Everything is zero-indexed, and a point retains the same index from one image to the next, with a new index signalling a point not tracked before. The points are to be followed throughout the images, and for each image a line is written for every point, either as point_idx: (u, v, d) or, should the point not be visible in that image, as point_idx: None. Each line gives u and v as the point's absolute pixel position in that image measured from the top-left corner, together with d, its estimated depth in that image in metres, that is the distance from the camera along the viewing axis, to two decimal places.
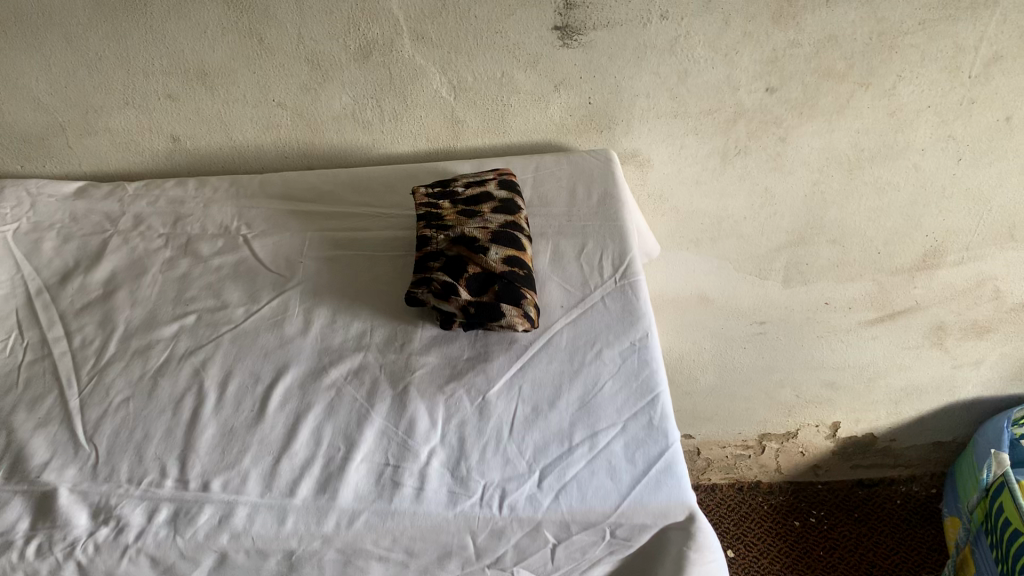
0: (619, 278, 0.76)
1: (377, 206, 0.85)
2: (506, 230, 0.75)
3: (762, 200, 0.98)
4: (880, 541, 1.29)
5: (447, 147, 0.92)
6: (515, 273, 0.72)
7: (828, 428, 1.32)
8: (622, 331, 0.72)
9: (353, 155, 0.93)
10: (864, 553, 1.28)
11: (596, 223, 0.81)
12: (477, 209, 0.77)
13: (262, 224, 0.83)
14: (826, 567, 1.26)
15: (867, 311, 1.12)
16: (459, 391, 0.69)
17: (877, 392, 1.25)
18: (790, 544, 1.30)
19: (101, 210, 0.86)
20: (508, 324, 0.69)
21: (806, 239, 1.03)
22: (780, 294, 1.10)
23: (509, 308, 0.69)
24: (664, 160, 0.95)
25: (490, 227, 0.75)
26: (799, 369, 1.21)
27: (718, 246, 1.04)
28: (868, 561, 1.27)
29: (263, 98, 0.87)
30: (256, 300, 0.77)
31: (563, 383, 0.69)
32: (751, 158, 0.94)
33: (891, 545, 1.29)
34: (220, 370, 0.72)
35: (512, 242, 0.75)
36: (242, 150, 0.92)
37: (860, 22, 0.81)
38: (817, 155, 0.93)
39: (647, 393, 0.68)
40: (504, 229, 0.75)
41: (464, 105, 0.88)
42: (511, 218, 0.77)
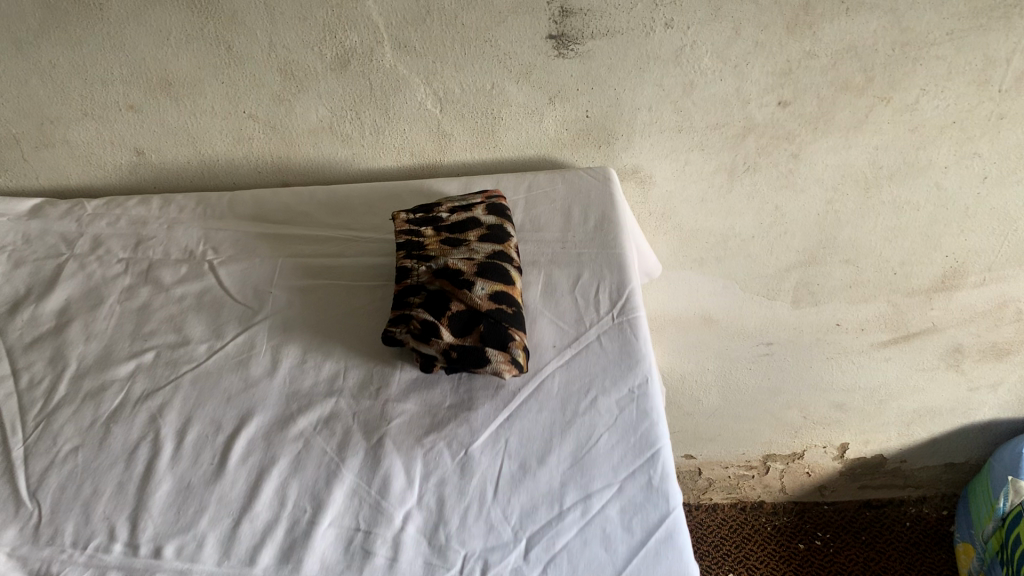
0: (617, 315, 0.70)
1: (355, 229, 0.78)
2: (493, 262, 0.69)
3: (772, 218, 0.92)
4: (888, 566, 1.24)
5: (433, 162, 0.86)
6: (503, 312, 0.65)
7: (835, 449, 1.26)
8: (620, 376, 0.65)
9: (331, 170, 0.86)
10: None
11: (592, 251, 0.75)
12: (462, 238, 0.70)
13: (230, 249, 0.77)
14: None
15: (880, 333, 1.06)
16: (439, 444, 0.62)
17: (888, 414, 1.19)
18: (794, 568, 1.24)
19: (56, 230, 0.79)
20: (494, 370, 0.63)
21: (818, 259, 0.96)
22: (789, 314, 1.03)
23: (495, 352, 0.63)
24: (668, 176, 0.88)
25: (476, 258, 0.69)
26: (806, 390, 1.15)
27: (724, 266, 0.98)
28: None
29: (233, 110, 0.80)
30: (220, 336, 0.70)
31: (554, 436, 0.62)
32: (760, 175, 0.87)
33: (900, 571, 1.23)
34: (178, 416, 0.66)
35: (500, 275, 0.68)
36: (212, 164, 0.85)
37: (882, 32, 0.74)
38: (833, 172, 0.87)
39: (646, 449, 0.61)
40: (491, 261, 0.69)
41: (451, 118, 0.81)
42: (499, 247, 0.70)
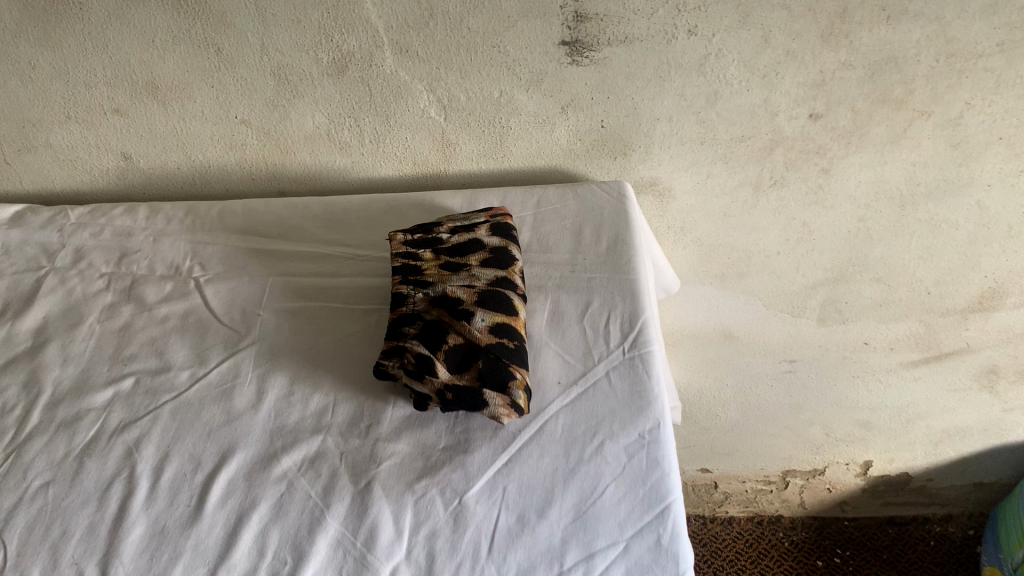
0: (627, 348, 0.64)
1: (351, 246, 0.73)
2: (496, 290, 0.64)
3: (798, 235, 0.86)
4: None
5: (437, 172, 0.81)
6: (504, 347, 0.60)
7: (858, 466, 1.20)
8: (629, 420, 0.60)
9: (330, 179, 0.81)
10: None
11: (603, 276, 0.69)
12: (462, 262, 0.65)
13: (217, 265, 0.73)
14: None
15: (911, 353, 1.00)
16: (431, 490, 0.58)
17: (916, 433, 1.13)
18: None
19: (37, 241, 0.75)
20: (491, 414, 0.58)
21: (847, 277, 0.90)
22: (814, 332, 0.97)
23: (494, 394, 0.58)
24: (688, 189, 0.82)
25: (477, 285, 0.64)
26: (829, 408, 1.09)
27: (746, 282, 0.92)
28: None
29: (224, 115, 0.75)
30: (204, 363, 0.66)
31: (556, 487, 0.58)
32: (788, 190, 0.81)
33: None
34: (156, 451, 0.61)
35: (503, 304, 0.63)
36: (204, 170, 0.81)
37: (925, 42, 0.67)
38: (866, 188, 0.81)
39: (655, 505, 0.57)
40: (493, 288, 0.64)
41: (457, 127, 0.76)
42: (503, 273, 0.65)
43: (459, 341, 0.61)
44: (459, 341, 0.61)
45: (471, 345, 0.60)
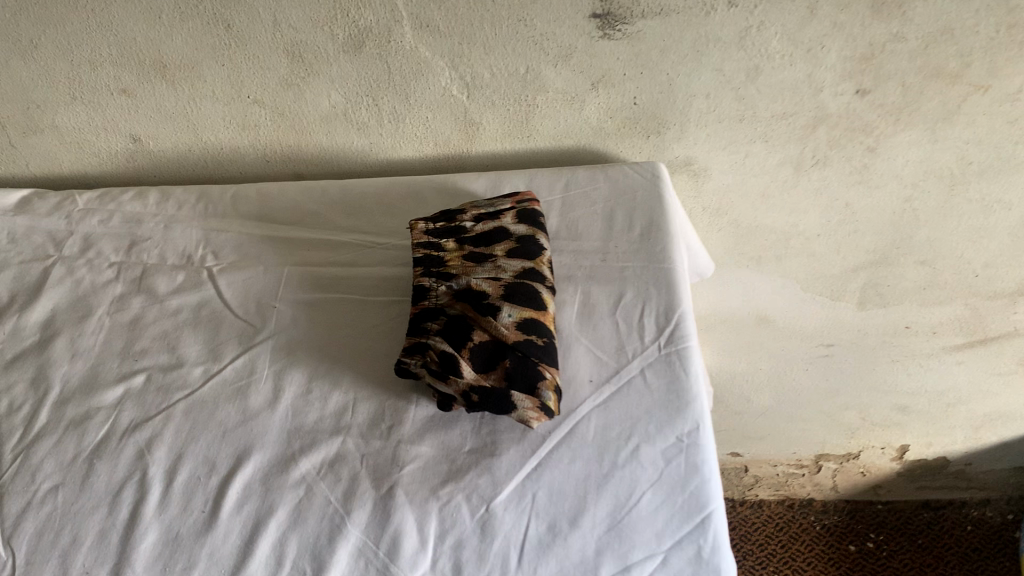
0: (663, 344, 0.61)
1: (370, 233, 0.70)
2: (523, 283, 0.60)
3: (841, 216, 0.81)
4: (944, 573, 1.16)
5: (460, 152, 0.77)
6: (532, 345, 0.57)
7: (895, 450, 1.16)
8: (667, 422, 0.57)
9: (347, 160, 0.78)
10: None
11: (637, 265, 0.65)
12: (488, 252, 0.62)
13: (231, 254, 0.70)
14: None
15: (955, 336, 0.95)
16: (457, 496, 0.55)
17: (956, 417, 1.09)
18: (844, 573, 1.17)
19: (44, 229, 0.72)
20: (520, 418, 0.55)
21: (890, 259, 0.86)
22: (853, 316, 0.93)
23: (523, 397, 0.55)
24: (725, 169, 0.78)
25: (503, 278, 0.60)
26: (866, 392, 1.05)
27: (784, 265, 0.88)
28: None
29: (235, 94, 0.72)
30: (218, 359, 0.63)
31: (589, 493, 0.55)
32: (831, 169, 0.77)
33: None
34: (168, 453, 0.59)
35: (531, 298, 0.59)
36: (216, 152, 0.77)
37: (985, 12, 0.62)
38: (914, 167, 0.76)
39: (694, 514, 0.54)
40: (520, 281, 0.60)
41: (480, 105, 0.72)
42: (530, 264, 0.61)
43: (485, 338, 0.57)
44: (485, 338, 0.57)
45: (498, 342, 0.57)
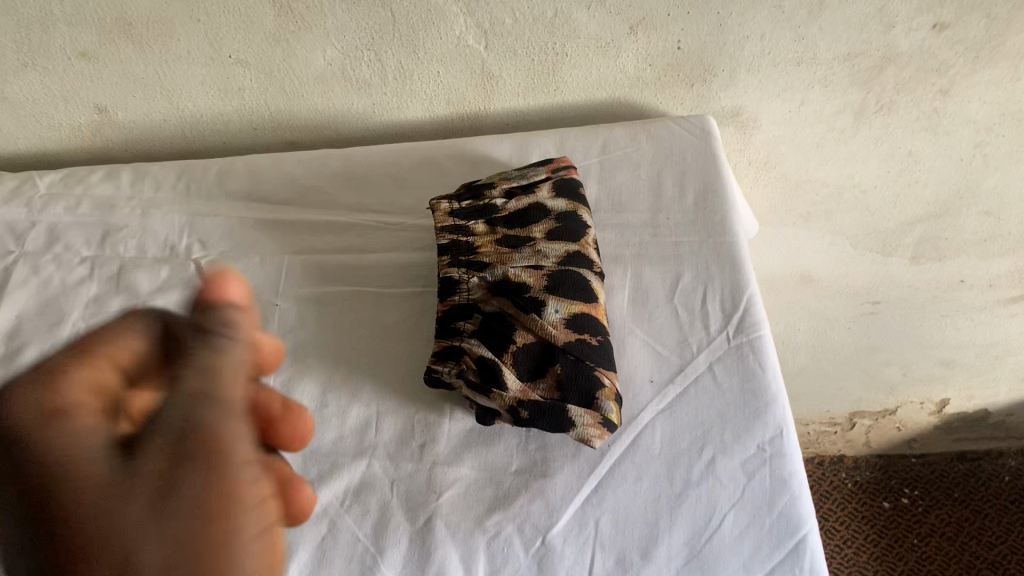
0: (732, 334, 0.53)
1: (380, 211, 0.61)
2: (569, 270, 0.51)
3: (902, 166, 0.72)
4: (984, 527, 1.07)
5: (476, 111, 0.68)
6: (586, 346, 0.48)
7: (934, 405, 1.09)
8: (745, 428, 0.49)
9: (347, 124, 0.68)
10: (965, 543, 1.06)
11: (693, 240, 0.57)
12: (524, 234, 0.53)
13: (220, 243, 0.61)
14: (921, 559, 1.05)
15: (1012, 289, 0.87)
16: (507, 528, 0.47)
17: (1002, 370, 1.02)
18: (878, 530, 1.09)
19: (2, 220, 0.63)
20: (579, 437, 0.46)
21: (951, 211, 0.77)
22: (903, 271, 0.85)
23: (581, 411, 0.46)
24: (776, 120, 0.69)
25: (546, 265, 0.51)
26: (910, 348, 0.98)
27: (834, 221, 0.80)
28: (971, 552, 1.05)
29: (215, 54, 0.61)
30: None
31: (662, 517, 0.47)
32: (896, 116, 0.68)
33: (999, 533, 1.06)
34: None
35: (579, 289, 0.51)
36: (195, 121, 0.68)
37: None
38: (990, 111, 0.66)
39: (786, 540, 0.46)
40: (565, 268, 0.51)
41: (499, 56, 0.62)
42: (575, 247, 0.52)
43: (530, 340, 0.48)
44: (530, 341, 0.48)
45: (546, 345, 0.48)
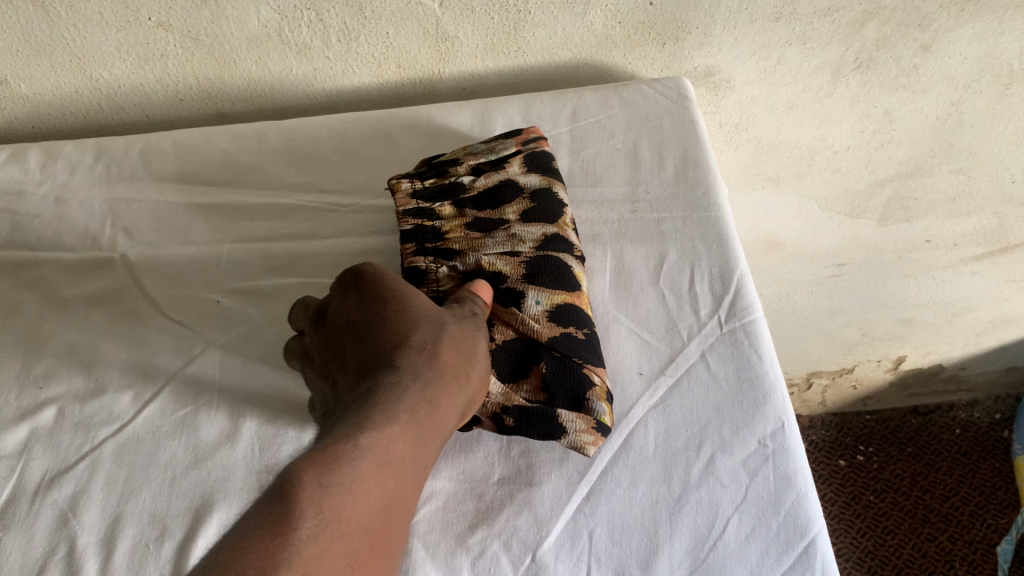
0: (724, 319, 0.49)
1: (329, 191, 0.55)
2: (550, 257, 0.46)
3: (877, 125, 0.69)
4: (937, 480, 1.00)
5: (429, 75, 0.62)
6: (572, 341, 0.44)
7: (891, 362, 1.04)
8: (744, 422, 0.46)
9: (286, 92, 0.62)
10: (919, 497, 0.99)
11: (676, 217, 0.53)
12: (498, 218, 0.48)
13: (150, 233, 0.54)
14: (878, 516, 0.98)
15: (976, 248, 0.84)
16: (493, 545, 0.42)
17: (959, 326, 0.98)
18: (834, 489, 1.02)
19: None
20: (571, 445, 0.43)
21: (923, 170, 0.74)
22: (871, 233, 0.82)
23: (572, 417, 0.43)
24: (750, 79, 0.65)
25: (524, 252, 0.46)
26: (872, 309, 0.95)
27: (803, 183, 0.76)
28: (925, 506, 0.98)
29: (131, 17, 0.54)
30: (150, 380, 0.48)
31: (660, 526, 0.43)
32: (873, 74, 0.64)
33: (950, 485, 1.00)
34: (101, 514, 0.43)
35: (562, 276, 0.46)
36: (112, 93, 0.60)
37: None
38: (971, 67, 0.62)
39: (794, 543, 0.42)
40: (545, 254, 0.46)
41: (455, 14, 0.56)
42: (554, 229, 0.48)
43: (512, 338, 0.44)
44: (510, 337, 0.44)
45: (528, 342, 0.44)
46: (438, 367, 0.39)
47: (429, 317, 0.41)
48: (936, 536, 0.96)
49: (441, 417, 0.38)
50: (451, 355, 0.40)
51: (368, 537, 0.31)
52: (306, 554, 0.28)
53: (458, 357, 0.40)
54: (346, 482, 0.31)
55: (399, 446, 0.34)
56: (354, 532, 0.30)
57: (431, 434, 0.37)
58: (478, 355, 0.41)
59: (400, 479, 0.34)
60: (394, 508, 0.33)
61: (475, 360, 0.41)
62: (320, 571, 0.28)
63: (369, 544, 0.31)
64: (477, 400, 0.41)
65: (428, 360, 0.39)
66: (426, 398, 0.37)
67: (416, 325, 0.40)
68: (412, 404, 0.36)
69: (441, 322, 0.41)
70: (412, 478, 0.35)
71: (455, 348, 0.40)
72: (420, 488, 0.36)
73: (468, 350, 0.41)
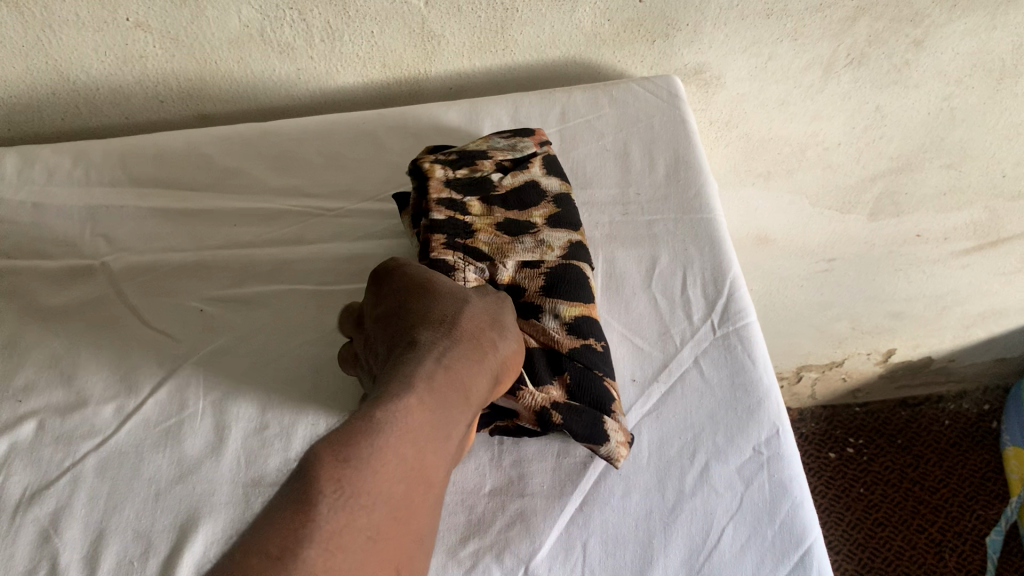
0: (717, 324, 0.48)
1: (314, 195, 0.55)
2: (576, 267, 0.48)
3: (867, 121, 0.68)
4: (927, 473, 1.00)
5: (415, 75, 0.61)
6: (591, 352, 0.46)
7: (881, 355, 1.04)
8: (738, 429, 0.45)
9: (267, 93, 0.60)
10: (909, 489, 0.99)
11: (667, 219, 0.53)
12: (524, 222, 0.49)
13: (132, 240, 0.53)
14: (868, 508, 0.98)
15: (966, 241, 0.83)
16: (485, 558, 0.41)
17: (949, 319, 0.97)
18: (824, 482, 1.01)
19: None
20: (610, 453, 0.43)
21: (914, 165, 0.73)
22: (861, 228, 0.81)
23: (615, 427, 0.43)
24: (741, 76, 0.64)
25: (552, 262, 0.47)
26: (863, 303, 0.95)
27: (795, 179, 0.75)
28: (915, 498, 0.98)
29: (108, 17, 0.53)
30: (133, 392, 0.46)
31: (654, 535, 0.42)
32: (864, 70, 0.63)
33: (940, 477, 0.99)
34: (84, 531, 0.42)
35: (586, 288, 0.47)
36: (91, 95, 0.59)
37: None
38: (962, 62, 0.62)
39: (790, 553, 0.41)
40: (572, 264, 0.48)
41: (441, 13, 0.55)
42: (578, 238, 0.49)
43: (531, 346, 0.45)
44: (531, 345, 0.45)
45: (549, 352, 0.45)
46: (457, 337, 0.39)
47: (450, 296, 0.42)
48: (927, 528, 0.95)
49: (466, 382, 0.37)
50: (469, 325, 0.40)
51: (394, 507, 0.31)
52: (328, 530, 0.28)
53: (480, 331, 0.40)
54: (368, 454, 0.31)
55: (421, 414, 0.34)
56: (378, 503, 0.30)
57: (456, 401, 0.36)
58: (503, 328, 0.42)
59: (426, 447, 0.34)
60: (420, 476, 0.33)
61: (500, 333, 0.41)
62: (341, 547, 0.28)
63: (394, 515, 0.31)
64: (508, 368, 0.41)
65: (448, 331, 0.39)
66: (447, 364, 0.37)
67: (436, 302, 0.41)
68: (432, 369, 0.36)
69: (463, 300, 0.41)
70: (440, 444, 0.35)
71: (475, 322, 0.41)
72: (451, 455, 0.36)
73: (490, 323, 0.41)
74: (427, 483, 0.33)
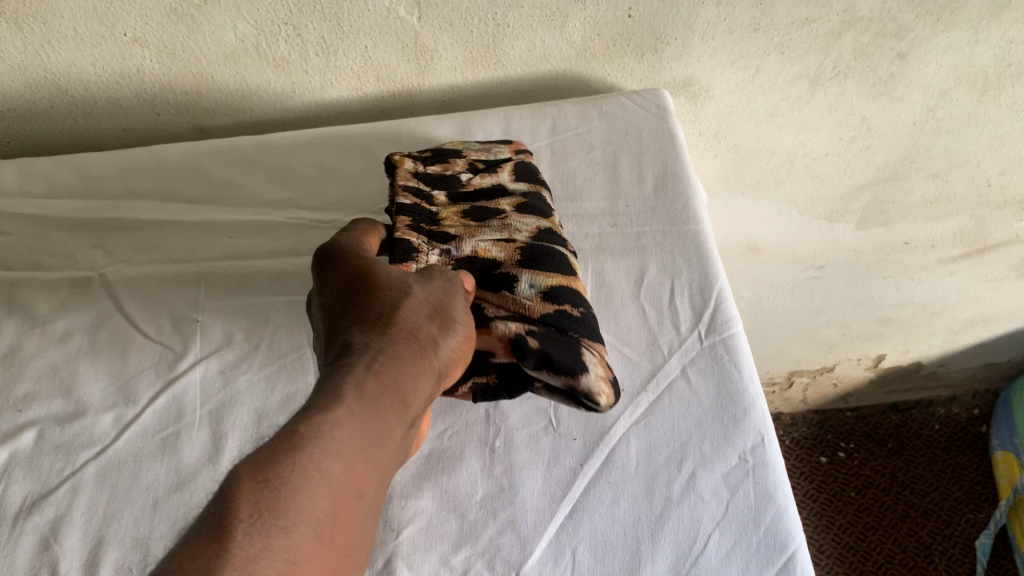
0: (704, 334, 0.49)
1: (309, 208, 0.56)
2: (546, 243, 0.47)
3: (855, 132, 0.69)
4: (917, 477, 1.01)
5: (409, 88, 0.62)
6: (565, 316, 0.44)
7: (870, 360, 1.05)
8: (724, 437, 0.46)
9: (263, 106, 0.61)
10: (900, 493, 1.00)
11: (655, 230, 0.54)
12: (492, 210, 0.49)
13: (129, 252, 0.54)
14: (859, 512, 0.99)
15: (954, 249, 0.85)
16: (476, 564, 0.42)
17: (938, 324, 0.98)
18: (816, 486, 1.02)
19: None
20: (591, 385, 0.41)
21: (902, 174, 0.74)
22: (850, 236, 0.82)
23: (595, 361, 0.42)
24: (729, 88, 0.65)
25: (519, 239, 0.47)
26: (852, 309, 0.96)
27: (784, 188, 0.76)
28: (906, 502, 0.99)
29: (106, 33, 0.54)
30: (132, 402, 0.47)
31: (642, 542, 0.43)
32: (849, 82, 0.64)
33: (930, 481, 1.01)
34: (83, 540, 0.42)
35: (558, 260, 0.47)
36: (88, 109, 0.60)
37: None
38: (945, 75, 0.63)
39: (774, 557, 0.42)
40: (541, 240, 0.47)
41: (434, 28, 0.56)
42: (547, 223, 0.49)
43: (502, 313, 0.43)
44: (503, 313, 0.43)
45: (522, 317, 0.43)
46: (393, 336, 0.35)
47: (391, 286, 0.38)
48: (917, 531, 0.96)
49: (402, 385, 0.34)
50: (408, 320, 0.36)
51: (318, 530, 0.28)
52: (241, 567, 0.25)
53: (418, 327, 0.37)
54: (287, 474, 0.28)
55: (348, 428, 0.31)
56: (298, 528, 0.27)
57: (388, 408, 0.33)
58: (451, 317, 0.38)
59: (355, 460, 0.31)
60: (348, 493, 0.30)
61: (444, 328, 0.37)
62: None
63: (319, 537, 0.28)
64: (457, 363, 0.38)
65: (383, 332, 0.36)
66: (377, 372, 0.34)
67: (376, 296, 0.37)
68: (361, 379, 0.33)
69: (403, 290, 0.38)
70: (372, 454, 0.31)
71: (417, 315, 0.37)
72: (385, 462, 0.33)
73: (435, 313, 0.38)
74: (358, 495, 0.30)
